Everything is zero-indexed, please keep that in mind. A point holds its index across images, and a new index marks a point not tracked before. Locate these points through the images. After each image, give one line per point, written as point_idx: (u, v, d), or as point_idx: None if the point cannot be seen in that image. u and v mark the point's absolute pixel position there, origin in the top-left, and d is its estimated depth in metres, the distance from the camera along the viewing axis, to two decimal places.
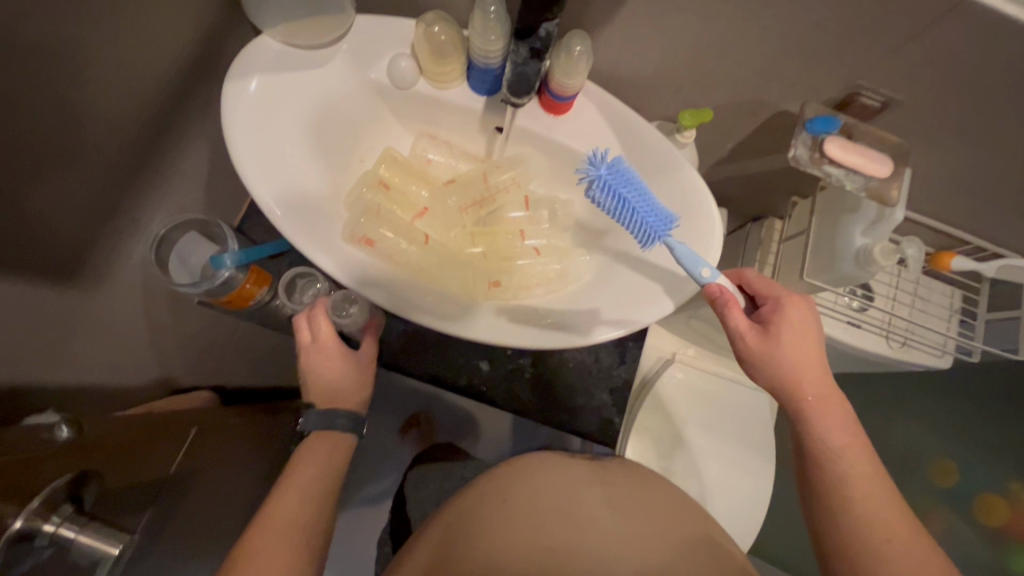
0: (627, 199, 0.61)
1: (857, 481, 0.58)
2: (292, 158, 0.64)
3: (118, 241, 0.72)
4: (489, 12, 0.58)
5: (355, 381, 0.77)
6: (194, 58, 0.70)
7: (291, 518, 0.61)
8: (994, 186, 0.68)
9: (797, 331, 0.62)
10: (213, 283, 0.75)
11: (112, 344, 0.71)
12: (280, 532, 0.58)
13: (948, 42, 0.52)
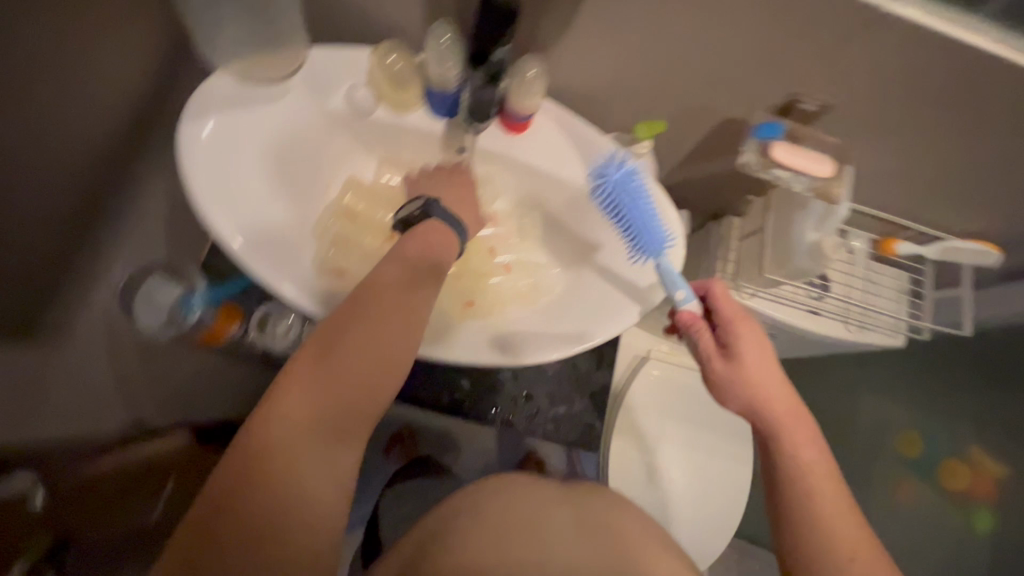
0: (622, 212, 0.67)
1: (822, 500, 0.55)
2: (256, 195, 0.64)
3: (76, 291, 0.67)
4: (443, 41, 0.60)
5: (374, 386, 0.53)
6: (143, 93, 0.68)
7: (342, 354, 0.50)
8: (928, 175, 0.73)
9: (755, 349, 0.60)
10: (182, 327, 0.73)
11: (76, 400, 0.67)
12: (327, 406, 0.49)
13: (875, 49, 0.56)
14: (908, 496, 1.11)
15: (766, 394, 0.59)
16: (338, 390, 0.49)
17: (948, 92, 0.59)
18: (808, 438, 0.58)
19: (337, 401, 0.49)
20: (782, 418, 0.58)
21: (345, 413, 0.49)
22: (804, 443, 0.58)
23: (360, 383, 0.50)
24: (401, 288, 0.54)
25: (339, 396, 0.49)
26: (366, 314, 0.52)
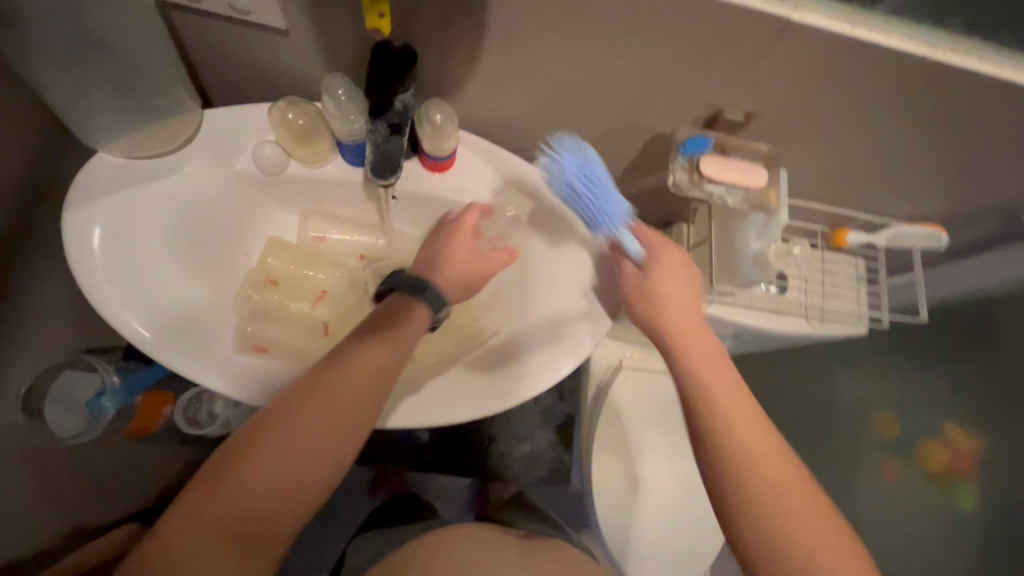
0: (579, 194, 0.60)
1: (779, 489, 0.51)
2: (162, 278, 0.59)
3: None
4: (339, 95, 0.56)
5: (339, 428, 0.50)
6: None
7: (321, 403, 0.49)
8: (867, 169, 0.71)
9: (672, 287, 0.62)
10: (99, 425, 0.75)
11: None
12: (304, 456, 0.48)
13: (788, 56, 0.53)
14: (893, 476, 1.11)
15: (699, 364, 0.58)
16: (319, 437, 0.49)
17: (869, 91, 0.57)
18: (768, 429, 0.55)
19: (316, 449, 0.48)
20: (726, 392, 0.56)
21: (321, 456, 0.49)
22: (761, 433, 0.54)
23: (337, 431, 0.49)
24: (374, 336, 0.54)
25: (314, 443, 0.48)
26: (347, 372, 0.51)
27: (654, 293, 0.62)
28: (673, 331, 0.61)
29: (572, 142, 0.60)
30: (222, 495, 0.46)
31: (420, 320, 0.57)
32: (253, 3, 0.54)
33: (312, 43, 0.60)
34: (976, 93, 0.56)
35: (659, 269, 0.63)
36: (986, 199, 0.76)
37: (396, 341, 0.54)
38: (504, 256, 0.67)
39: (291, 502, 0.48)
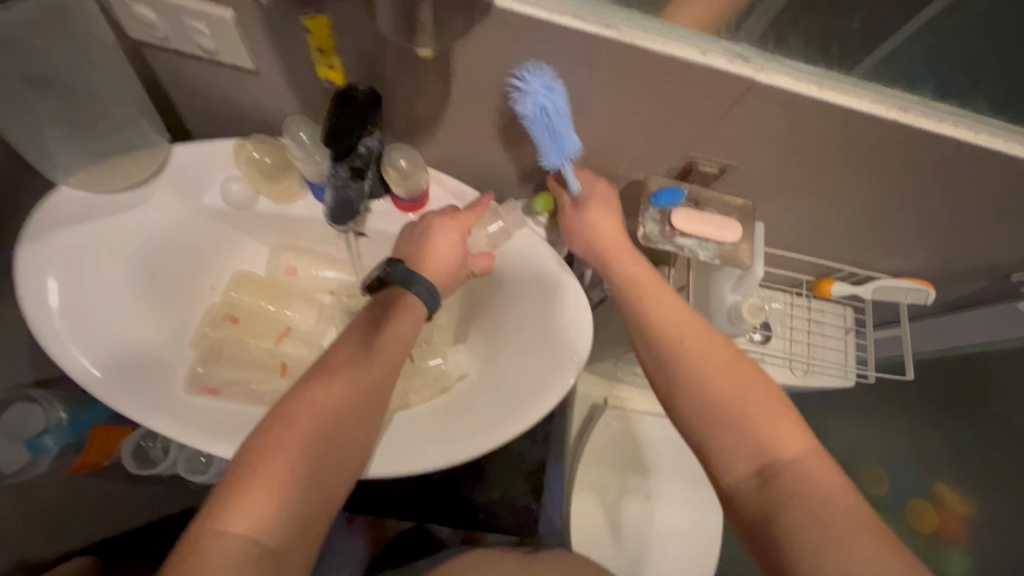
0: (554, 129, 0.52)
1: (780, 442, 0.48)
2: (117, 314, 0.58)
3: None
4: (299, 137, 0.57)
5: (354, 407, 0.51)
6: None
7: (347, 392, 0.50)
8: (849, 222, 0.69)
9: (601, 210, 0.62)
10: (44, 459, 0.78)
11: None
12: (335, 445, 0.48)
13: (756, 114, 0.52)
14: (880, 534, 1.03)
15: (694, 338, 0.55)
16: (347, 426, 0.49)
17: (843, 149, 0.55)
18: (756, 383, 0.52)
19: (343, 436, 0.49)
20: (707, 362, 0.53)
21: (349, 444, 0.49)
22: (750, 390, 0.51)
23: (355, 419, 0.50)
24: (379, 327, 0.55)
25: (339, 434, 0.49)
26: (363, 365, 0.52)
27: (632, 274, 0.60)
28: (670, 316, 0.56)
29: (547, 73, 0.50)
30: (265, 486, 0.43)
31: (411, 304, 0.58)
32: (219, 45, 0.54)
33: (281, 84, 0.59)
34: (952, 158, 0.54)
35: (625, 248, 0.61)
36: (974, 258, 0.73)
37: (400, 324, 0.56)
38: (483, 259, 0.67)
39: (326, 496, 0.46)
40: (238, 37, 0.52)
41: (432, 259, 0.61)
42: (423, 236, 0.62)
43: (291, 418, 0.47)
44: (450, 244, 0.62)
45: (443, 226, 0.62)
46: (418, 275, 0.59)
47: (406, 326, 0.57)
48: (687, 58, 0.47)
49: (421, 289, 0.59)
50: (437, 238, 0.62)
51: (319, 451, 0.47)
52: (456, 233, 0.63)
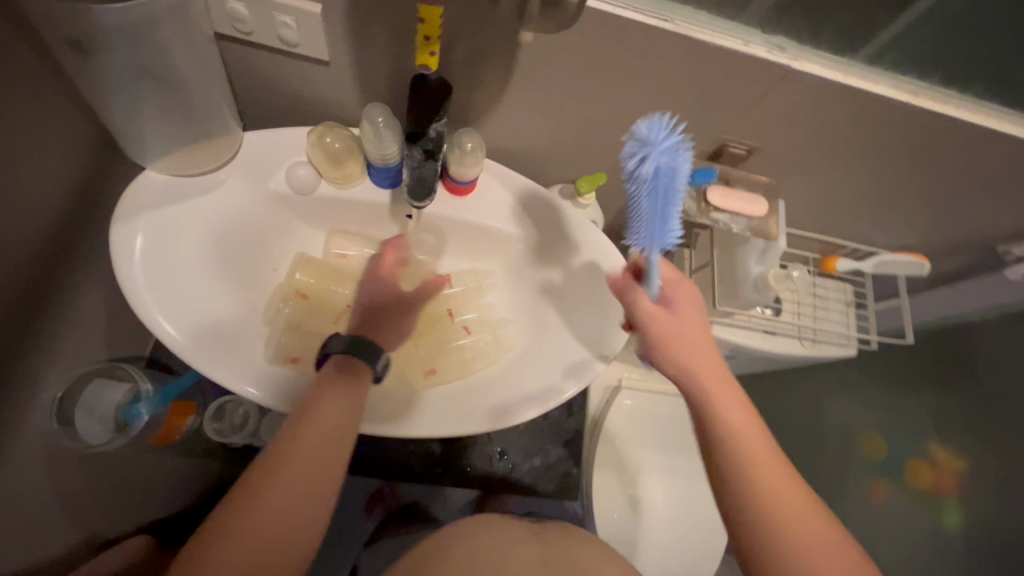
0: (660, 190, 0.47)
1: (793, 524, 0.48)
2: (198, 291, 0.61)
3: (24, 411, 0.55)
4: (378, 122, 0.60)
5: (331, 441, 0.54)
6: (82, 176, 0.59)
7: (314, 453, 0.53)
8: (856, 202, 0.78)
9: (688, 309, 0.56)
10: (130, 435, 0.68)
11: (37, 529, 0.60)
12: (289, 509, 0.50)
13: (789, 99, 0.59)
14: (881, 496, 1.15)
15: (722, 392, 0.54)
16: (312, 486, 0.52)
17: (860, 130, 0.63)
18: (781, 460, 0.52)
19: (305, 497, 0.51)
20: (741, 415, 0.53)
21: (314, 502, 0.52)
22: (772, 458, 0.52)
23: (317, 483, 0.52)
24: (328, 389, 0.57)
25: (314, 466, 0.53)
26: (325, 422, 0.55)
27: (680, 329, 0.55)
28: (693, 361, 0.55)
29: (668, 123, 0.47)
30: (230, 542, 0.47)
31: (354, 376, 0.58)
32: (300, 36, 0.58)
33: (349, 75, 0.63)
34: (952, 137, 0.62)
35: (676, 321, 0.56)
36: (963, 232, 0.82)
37: (348, 389, 0.57)
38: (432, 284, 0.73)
39: (288, 553, 0.50)
40: (323, 29, 0.57)
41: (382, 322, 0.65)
42: (363, 299, 0.67)
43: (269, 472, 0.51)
44: (392, 288, 0.69)
45: (376, 290, 0.68)
46: (377, 347, 0.60)
47: (352, 392, 0.57)
48: (734, 48, 0.54)
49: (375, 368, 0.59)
50: (372, 286, 0.68)
51: (280, 515, 0.50)
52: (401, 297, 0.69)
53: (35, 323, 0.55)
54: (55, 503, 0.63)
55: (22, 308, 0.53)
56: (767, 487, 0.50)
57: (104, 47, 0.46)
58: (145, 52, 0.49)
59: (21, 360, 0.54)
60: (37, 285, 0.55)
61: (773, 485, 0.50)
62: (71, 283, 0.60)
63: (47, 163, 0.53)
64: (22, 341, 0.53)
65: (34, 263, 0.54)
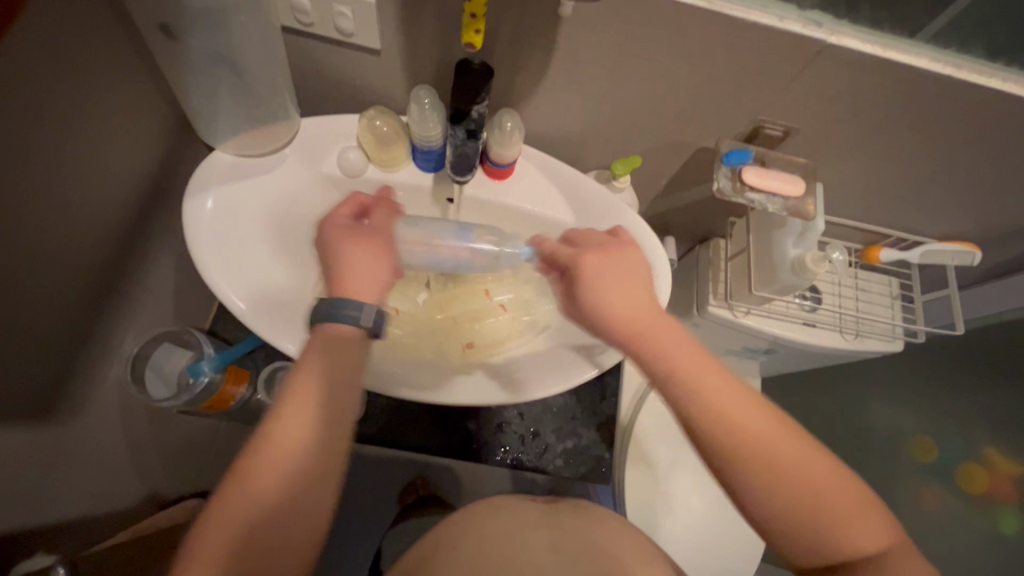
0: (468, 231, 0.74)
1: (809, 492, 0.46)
2: (257, 262, 0.66)
3: (89, 364, 0.64)
4: (424, 104, 0.64)
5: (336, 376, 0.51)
6: (150, 155, 0.68)
7: (302, 428, 0.49)
8: (897, 186, 0.76)
9: (600, 279, 0.55)
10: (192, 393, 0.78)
11: (101, 468, 0.70)
12: (311, 447, 0.49)
13: (824, 77, 0.60)
14: (932, 502, 1.09)
15: (665, 343, 0.52)
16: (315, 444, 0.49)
17: (900, 106, 0.62)
18: (734, 381, 0.50)
19: (316, 464, 0.49)
20: (674, 356, 0.51)
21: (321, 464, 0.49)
22: (729, 388, 0.50)
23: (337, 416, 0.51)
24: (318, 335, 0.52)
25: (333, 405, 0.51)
26: (307, 395, 0.50)
27: (667, 364, 0.51)
28: (620, 321, 0.53)
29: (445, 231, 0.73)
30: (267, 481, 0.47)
31: (337, 334, 0.52)
32: (356, 27, 0.62)
33: (399, 64, 0.68)
34: (995, 112, 0.61)
35: (626, 284, 0.55)
36: (1013, 217, 0.79)
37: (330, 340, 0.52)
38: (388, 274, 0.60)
39: (305, 496, 0.49)
40: (378, 20, 0.61)
41: (351, 279, 0.57)
42: (333, 262, 0.58)
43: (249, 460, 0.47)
44: (370, 243, 0.60)
45: (348, 243, 0.59)
46: (341, 307, 0.52)
47: (330, 346, 0.52)
48: (767, 24, 0.55)
49: (356, 318, 0.52)
50: (343, 245, 0.59)
51: (283, 479, 0.47)
52: (376, 247, 0.60)
53: (105, 282, 0.64)
54: (115, 442, 0.72)
55: (96, 268, 0.62)
56: (729, 436, 0.48)
57: (188, 30, 0.53)
58: (220, 36, 0.55)
59: (91, 313, 0.63)
60: (108, 246, 0.64)
61: (735, 429, 0.48)
62: (134, 247, 0.68)
63: (122, 143, 0.62)
64: (94, 297, 0.63)
65: (106, 230, 0.63)
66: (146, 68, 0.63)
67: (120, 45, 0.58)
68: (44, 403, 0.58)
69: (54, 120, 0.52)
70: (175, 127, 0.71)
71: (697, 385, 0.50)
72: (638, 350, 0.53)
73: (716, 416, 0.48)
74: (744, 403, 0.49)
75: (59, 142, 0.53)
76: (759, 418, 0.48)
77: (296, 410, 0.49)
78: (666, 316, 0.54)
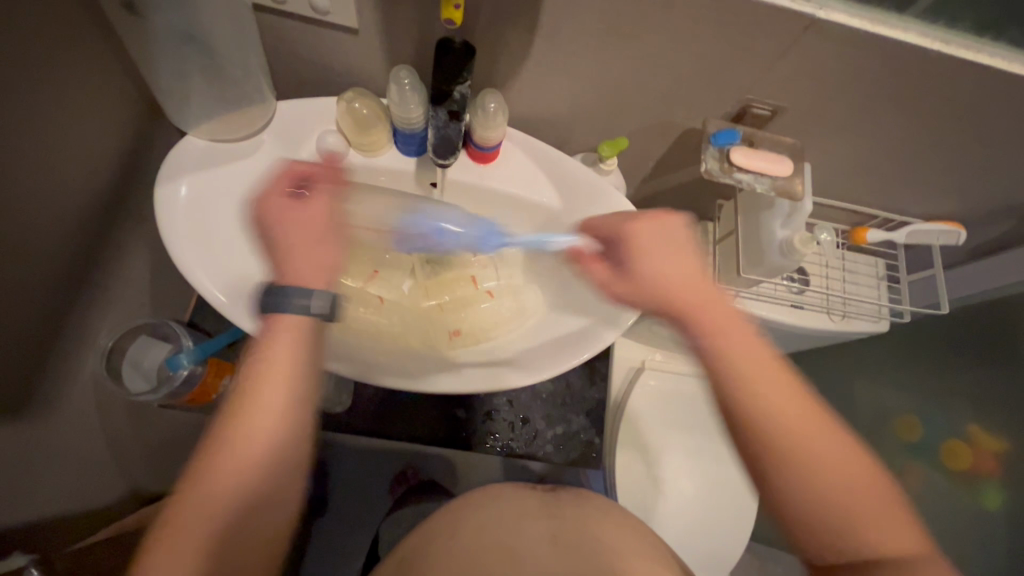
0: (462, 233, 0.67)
1: (843, 478, 0.48)
2: (235, 250, 0.64)
3: (61, 359, 0.62)
4: (404, 84, 0.62)
5: (286, 379, 0.50)
6: (118, 141, 0.65)
7: (263, 435, 0.48)
8: (883, 165, 0.76)
9: (653, 252, 0.56)
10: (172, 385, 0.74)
11: (76, 467, 0.68)
12: (264, 456, 0.48)
13: (812, 55, 0.59)
14: (917, 480, 1.11)
15: (710, 318, 0.53)
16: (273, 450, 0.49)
17: (887, 82, 0.62)
18: (783, 373, 0.52)
19: (274, 471, 0.49)
20: (732, 337, 0.52)
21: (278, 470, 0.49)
22: (770, 376, 0.51)
23: (294, 423, 0.51)
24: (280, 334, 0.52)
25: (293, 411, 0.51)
26: (263, 401, 0.49)
27: (720, 333, 0.52)
28: (668, 291, 0.55)
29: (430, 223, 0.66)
30: (222, 492, 0.45)
31: (297, 329, 0.52)
32: (332, 4, 0.60)
33: (377, 44, 0.65)
34: (984, 87, 0.60)
35: (674, 250, 0.56)
36: (998, 194, 0.79)
37: (286, 344, 0.52)
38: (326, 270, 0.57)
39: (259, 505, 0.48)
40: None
41: (293, 265, 0.55)
42: (268, 239, 0.56)
43: (201, 475, 0.45)
44: (310, 226, 0.57)
45: (284, 222, 0.56)
46: (291, 290, 0.53)
47: (288, 348, 0.51)
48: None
49: (307, 306, 0.53)
50: (289, 226, 0.56)
51: (238, 490, 0.46)
52: (319, 232, 0.57)
53: (76, 274, 0.62)
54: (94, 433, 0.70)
55: (64, 261, 0.60)
56: (786, 429, 0.49)
57: (153, 6, 0.50)
58: (186, 13, 0.52)
59: (61, 308, 0.61)
60: (78, 238, 0.61)
61: (787, 421, 0.49)
62: (105, 237, 0.66)
63: (87, 129, 0.60)
64: (64, 290, 0.61)
65: (75, 220, 0.60)
66: (111, 50, 0.61)
67: (81, 25, 0.55)
68: (16, 400, 0.56)
69: (14, 105, 0.49)
70: (143, 112, 0.68)
71: (745, 358, 0.51)
72: (686, 323, 0.54)
73: (774, 414, 0.49)
74: (797, 400, 0.50)
75: (18, 128, 0.50)
76: (800, 404, 0.50)
77: (257, 415, 0.49)
78: (715, 289, 0.55)
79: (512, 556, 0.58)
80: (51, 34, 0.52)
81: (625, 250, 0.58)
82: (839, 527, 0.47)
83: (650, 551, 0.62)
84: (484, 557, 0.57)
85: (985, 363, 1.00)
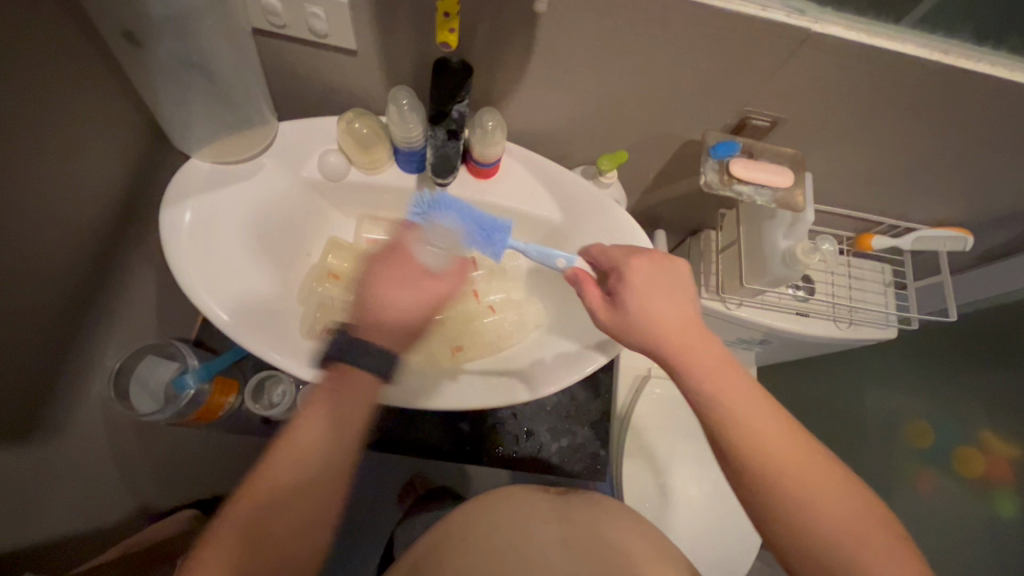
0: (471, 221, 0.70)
1: (823, 515, 0.48)
2: (238, 272, 0.64)
3: (70, 381, 0.64)
4: (403, 104, 0.63)
5: (351, 419, 0.59)
6: (124, 163, 0.66)
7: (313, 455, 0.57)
8: (887, 173, 0.76)
9: (653, 292, 0.56)
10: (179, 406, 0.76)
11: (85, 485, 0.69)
12: (309, 473, 0.56)
13: (808, 67, 0.59)
14: (930, 487, 1.09)
15: (703, 362, 0.54)
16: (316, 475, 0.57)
17: (886, 92, 0.61)
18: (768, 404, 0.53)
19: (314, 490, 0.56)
20: (720, 378, 0.53)
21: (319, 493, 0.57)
22: (755, 405, 0.52)
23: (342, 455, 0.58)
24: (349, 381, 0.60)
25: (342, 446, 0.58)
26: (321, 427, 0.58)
27: (709, 376, 0.53)
28: (666, 330, 0.54)
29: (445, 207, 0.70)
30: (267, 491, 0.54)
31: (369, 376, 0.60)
32: (331, 28, 0.61)
33: (377, 64, 0.66)
34: (985, 96, 0.60)
35: (676, 292, 0.56)
36: (1005, 200, 0.78)
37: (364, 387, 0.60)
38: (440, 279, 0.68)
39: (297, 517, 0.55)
40: (352, 21, 0.60)
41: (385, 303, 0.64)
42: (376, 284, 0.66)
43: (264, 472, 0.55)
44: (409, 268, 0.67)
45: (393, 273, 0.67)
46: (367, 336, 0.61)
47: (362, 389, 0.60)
48: (750, 14, 0.54)
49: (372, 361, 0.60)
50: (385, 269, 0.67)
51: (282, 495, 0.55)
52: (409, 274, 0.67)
53: (83, 296, 0.63)
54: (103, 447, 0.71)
55: (71, 285, 0.61)
56: (759, 455, 0.50)
57: (154, 37, 0.51)
58: (188, 42, 0.53)
59: (68, 330, 0.62)
60: (85, 261, 0.63)
61: (765, 450, 0.50)
62: (111, 256, 0.67)
63: (93, 155, 0.61)
64: (72, 312, 0.62)
65: (82, 243, 0.62)
66: (114, 76, 0.62)
67: (84, 55, 0.57)
68: (24, 426, 0.57)
69: (18, 135, 0.50)
70: (147, 134, 0.70)
71: (733, 403, 0.52)
72: (676, 363, 0.54)
73: (745, 441, 0.51)
74: (777, 427, 0.52)
75: (23, 157, 0.51)
76: (787, 440, 0.51)
77: (305, 436, 0.57)
78: (709, 333, 0.56)
79: (523, 559, 0.58)
80: (57, 66, 0.53)
81: (619, 284, 0.57)
82: (839, 557, 0.47)
83: (660, 557, 0.62)
84: (492, 561, 0.58)
85: (997, 369, 0.98)
